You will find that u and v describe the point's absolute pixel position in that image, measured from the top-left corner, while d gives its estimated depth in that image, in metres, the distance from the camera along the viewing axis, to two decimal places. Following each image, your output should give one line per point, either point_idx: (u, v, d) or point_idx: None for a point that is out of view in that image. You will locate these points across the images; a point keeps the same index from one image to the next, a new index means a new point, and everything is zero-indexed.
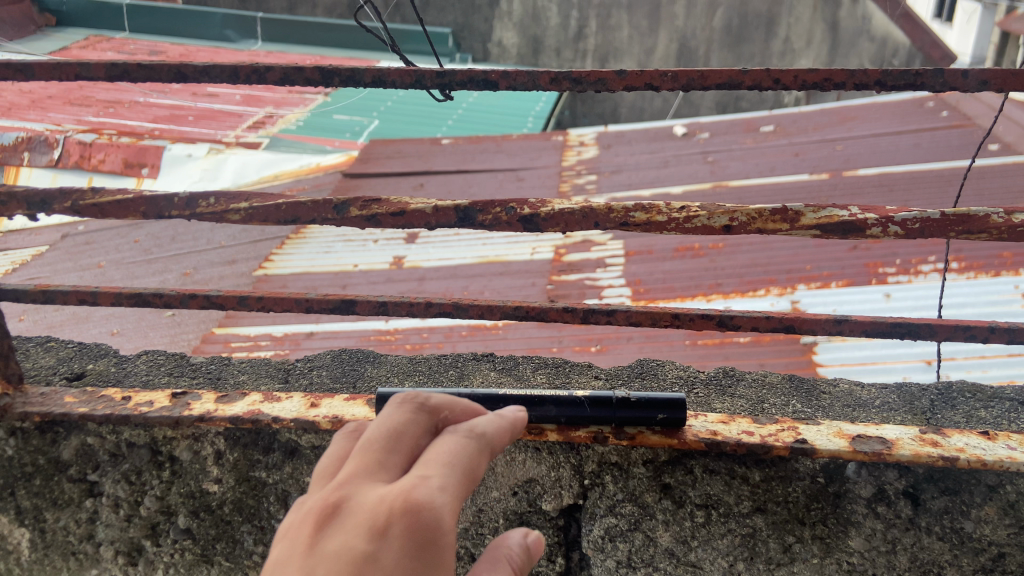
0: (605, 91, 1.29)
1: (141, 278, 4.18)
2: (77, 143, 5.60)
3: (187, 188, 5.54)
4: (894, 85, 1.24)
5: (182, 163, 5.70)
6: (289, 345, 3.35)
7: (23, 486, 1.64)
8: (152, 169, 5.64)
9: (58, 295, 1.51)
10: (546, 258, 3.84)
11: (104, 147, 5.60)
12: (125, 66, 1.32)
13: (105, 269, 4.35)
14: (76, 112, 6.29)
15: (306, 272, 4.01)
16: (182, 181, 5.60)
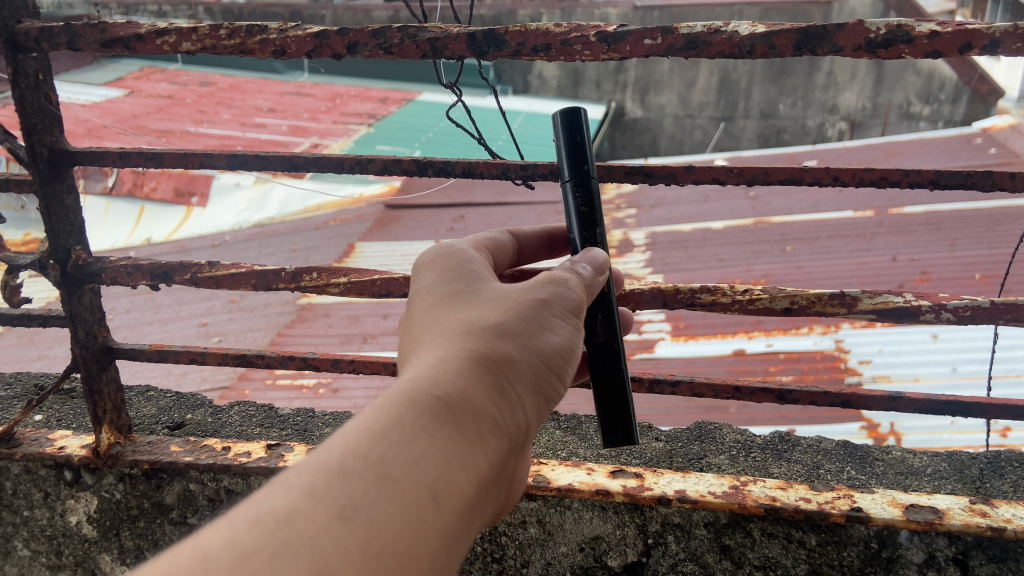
0: (675, 185, 1.43)
1: (188, 304, 4.25)
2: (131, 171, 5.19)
3: (235, 220, 5.34)
4: (947, 184, 1.35)
5: (230, 192, 5.44)
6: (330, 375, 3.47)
7: (127, 527, 1.79)
8: (202, 198, 5.40)
9: (170, 354, 1.69)
10: None
11: (156, 175, 5.29)
12: (244, 155, 1.51)
13: (157, 296, 4.42)
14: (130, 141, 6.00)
15: (348, 302, 4.08)
16: (229, 212, 5.38)
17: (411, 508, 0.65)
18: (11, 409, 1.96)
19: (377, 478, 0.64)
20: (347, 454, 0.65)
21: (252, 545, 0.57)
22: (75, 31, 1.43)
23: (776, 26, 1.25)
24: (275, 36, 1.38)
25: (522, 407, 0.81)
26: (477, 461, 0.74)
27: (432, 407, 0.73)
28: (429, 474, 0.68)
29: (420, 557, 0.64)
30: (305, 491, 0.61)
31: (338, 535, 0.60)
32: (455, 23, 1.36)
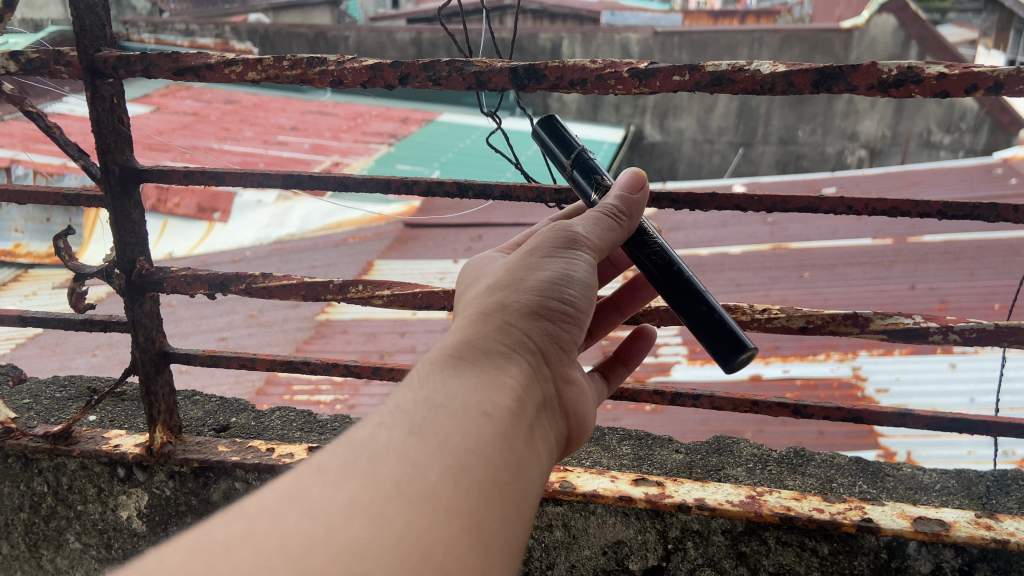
0: (699, 210, 1.54)
1: (209, 319, 4.37)
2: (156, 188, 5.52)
3: (256, 236, 5.43)
4: (954, 214, 1.45)
5: (251, 209, 5.58)
6: (349, 391, 3.24)
7: (176, 522, 1.90)
8: (224, 214, 5.54)
9: (222, 359, 1.81)
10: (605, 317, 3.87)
11: (179, 191, 5.53)
12: (299, 176, 1.64)
13: (178, 310, 4.55)
14: (155, 156, 6.23)
15: (366, 318, 4.11)
16: (251, 228, 5.49)
17: (465, 416, 0.81)
18: (66, 410, 2.07)
19: (432, 403, 0.81)
20: (406, 397, 0.82)
21: (349, 458, 0.72)
22: (149, 60, 1.56)
23: (795, 66, 1.36)
24: (333, 67, 1.50)
25: (538, 335, 0.98)
26: (510, 378, 0.91)
27: (464, 353, 0.90)
28: (474, 393, 0.85)
29: (484, 445, 0.79)
30: (377, 423, 0.78)
31: (414, 441, 0.75)
32: (499, 58, 1.48)
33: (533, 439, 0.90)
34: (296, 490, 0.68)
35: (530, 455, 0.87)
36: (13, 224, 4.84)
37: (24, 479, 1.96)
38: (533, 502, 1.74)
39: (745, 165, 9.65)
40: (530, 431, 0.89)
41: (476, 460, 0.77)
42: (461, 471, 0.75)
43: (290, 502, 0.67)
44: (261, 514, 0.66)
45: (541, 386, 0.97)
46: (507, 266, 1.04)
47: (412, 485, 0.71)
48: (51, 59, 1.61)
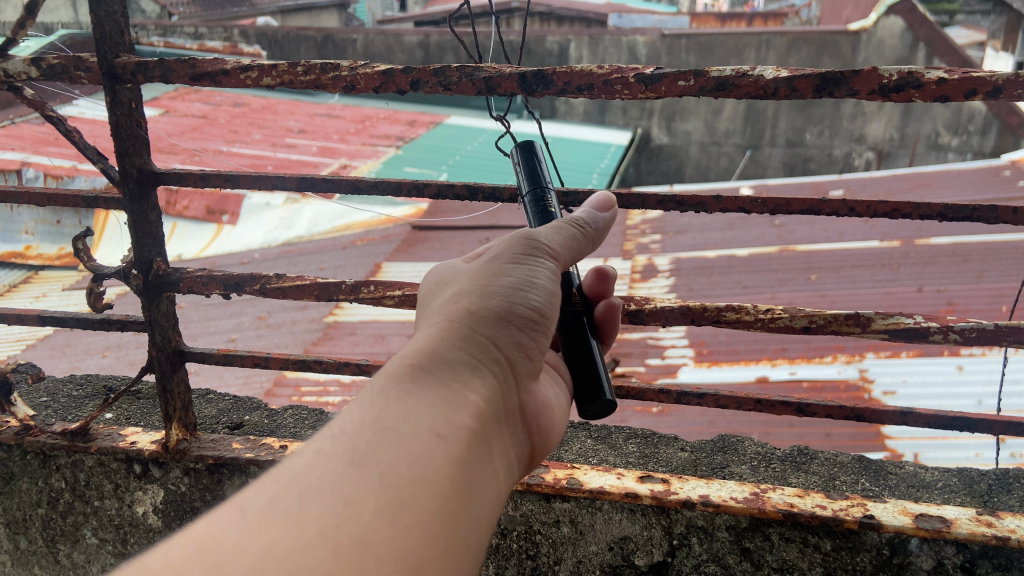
0: (704, 212, 1.57)
1: (218, 320, 4.42)
2: (166, 191, 5.55)
3: (264, 239, 5.49)
4: (955, 216, 1.48)
5: (260, 212, 5.64)
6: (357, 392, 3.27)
7: (190, 518, 1.94)
8: (232, 217, 5.58)
9: (237, 358, 1.85)
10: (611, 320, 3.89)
11: (188, 194, 5.56)
12: (312, 179, 1.68)
13: (187, 312, 4.58)
14: (164, 159, 6.28)
15: (374, 320, 4.15)
16: (259, 230, 5.54)
17: (414, 439, 0.81)
18: (84, 408, 2.12)
19: (380, 425, 0.81)
20: (354, 418, 0.82)
21: (274, 498, 0.71)
22: (167, 66, 1.60)
23: (798, 71, 1.39)
24: (346, 73, 1.54)
25: (501, 345, 1.00)
26: (467, 395, 0.92)
27: (419, 367, 0.91)
28: (426, 413, 0.85)
29: (430, 471, 0.80)
30: (317, 451, 0.77)
31: (354, 472, 0.75)
32: (508, 63, 1.52)
33: (489, 456, 0.90)
34: (214, 537, 0.67)
35: (485, 473, 0.88)
36: (24, 227, 4.88)
37: (42, 475, 2.00)
38: (541, 498, 1.77)
39: (752, 167, 9.65)
40: (486, 448, 0.90)
41: (419, 488, 0.77)
42: (402, 501, 0.75)
43: (201, 560, 0.65)
44: (173, 566, 0.64)
45: (504, 398, 0.99)
46: (477, 275, 1.07)
47: (343, 526, 0.70)
48: (71, 65, 1.65)
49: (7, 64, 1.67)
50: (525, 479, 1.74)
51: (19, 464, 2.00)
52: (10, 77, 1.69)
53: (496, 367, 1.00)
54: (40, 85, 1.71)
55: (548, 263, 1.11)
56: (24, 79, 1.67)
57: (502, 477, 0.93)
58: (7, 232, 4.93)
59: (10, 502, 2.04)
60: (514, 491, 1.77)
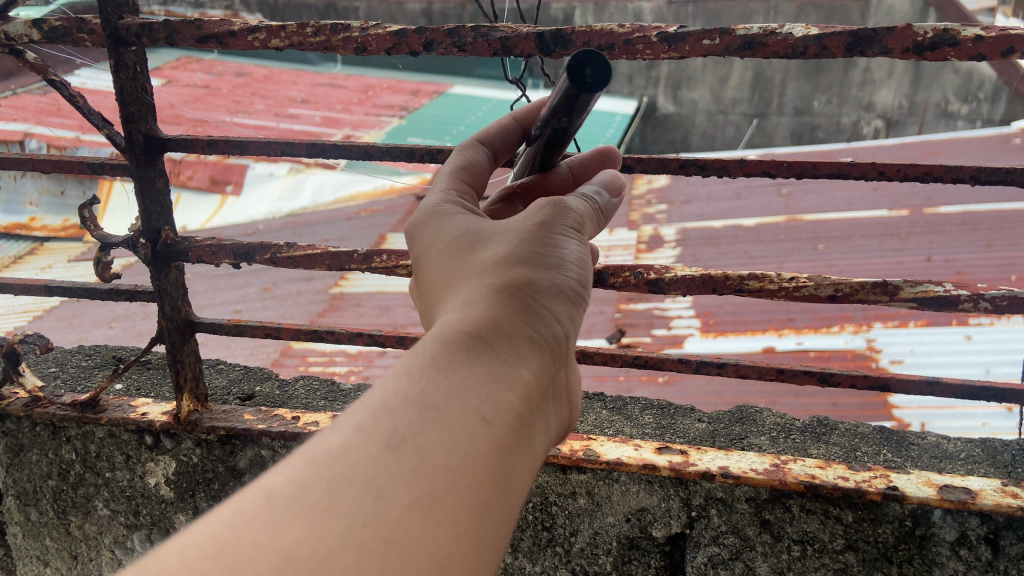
0: (728, 175, 1.53)
1: (224, 291, 4.40)
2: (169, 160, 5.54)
3: (270, 209, 5.42)
4: (988, 180, 1.44)
5: (264, 181, 5.57)
6: (363, 362, 3.25)
7: (203, 489, 1.93)
8: (237, 187, 5.53)
9: (248, 328, 1.82)
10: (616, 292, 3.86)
11: (192, 163, 5.54)
12: (323, 146, 1.65)
13: (193, 282, 4.54)
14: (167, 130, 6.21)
15: (380, 291, 4.10)
16: (264, 200, 5.48)
17: (460, 423, 0.76)
18: (93, 378, 2.10)
19: (424, 403, 0.76)
20: (398, 389, 0.78)
21: (302, 484, 0.68)
22: (173, 27, 1.55)
23: (828, 29, 1.33)
24: (357, 34, 1.49)
25: (554, 320, 0.95)
26: (522, 371, 0.87)
27: (473, 339, 0.85)
28: (477, 391, 0.80)
29: (473, 462, 0.75)
30: (355, 428, 0.73)
31: (389, 460, 0.71)
32: (523, 23, 1.46)
33: (534, 438, 0.86)
34: (235, 536, 0.63)
35: (526, 457, 0.84)
36: (28, 198, 4.85)
37: (53, 447, 1.99)
38: (559, 470, 1.75)
39: (759, 136, 9.55)
40: (531, 430, 0.86)
41: (456, 480, 0.73)
42: (439, 496, 0.71)
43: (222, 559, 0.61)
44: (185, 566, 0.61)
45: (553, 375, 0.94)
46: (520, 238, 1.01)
47: (369, 526, 0.66)
48: (74, 26, 1.59)
49: (7, 26, 1.61)
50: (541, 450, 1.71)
51: (28, 436, 1.99)
52: (11, 40, 1.63)
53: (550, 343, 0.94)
54: (43, 48, 1.65)
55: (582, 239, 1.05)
56: (26, 42, 1.61)
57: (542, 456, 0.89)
58: (12, 205, 4.90)
59: (21, 473, 2.03)
60: None
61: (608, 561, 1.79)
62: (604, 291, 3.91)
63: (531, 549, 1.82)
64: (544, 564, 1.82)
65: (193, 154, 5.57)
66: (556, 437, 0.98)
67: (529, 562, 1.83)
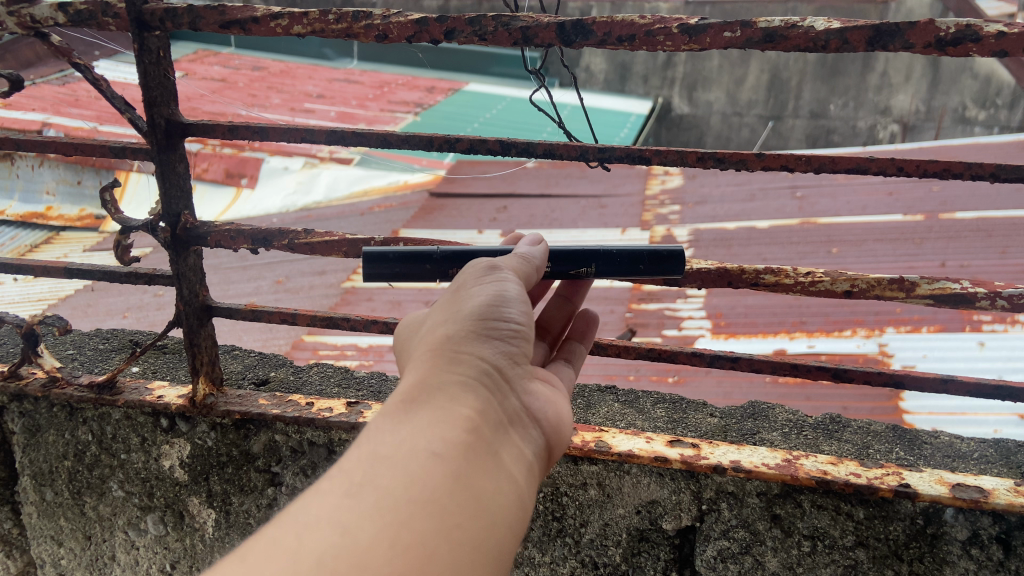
0: (746, 169, 1.53)
1: (237, 282, 4.43)
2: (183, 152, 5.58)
3: (283, 204, 5.45)
4: (1007, 177, 1.43)
5: (279, 175, 5.60)
6: (374, 357, 3.25)
7: (216, 473, 1.95)
8: (252, 180, 5.55)
9: (264, 313, 1.84)
10: (626, 286, 3.93)
11: (208, 156, 5.57)
12: (343, 132, 1.66)
13: (207, 274, 4.58)
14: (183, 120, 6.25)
15: (392, 285, 4.10)
16: (277, 194, 5.50)
17: (407, 462, 0.85)
18: (110, 361, 2.12)
19: (373, 457, 0.86)
20: (350, 455, 0.87)
21: (277, 542, 0.77)
22: (196, 13, 1.56)
23: (850, 23, 1.33)
24: (379, 21, 1.50)
25: (490, 357, 1.03)
26: (463, 407, 0.95)
27: (411, 396, 0.95)
28: (419, 434, 0.89)
29: (425, 490, 0.83)
30: (316, 492, 0.82)
31: (350, 507, 0.80)
32: (545, 13, 1.47)
33: (495, 459, 0.94)
34: None
35: (492, 479, 0.91)
36: (45, 186, 4.87)
37: (69, 428, 2.01)
38: (570, 461, 1.76)
39: (774, 139, 9.50)
40: (491, 455, 0.93)
41: (417, 509, 0.81)
42: (402, 522, 0.80)
43: None
44: None
45: (507, 405, 1.03)
46: (452, 298, 1.10)
47: (340, 558, 0.75)
48: (99, 10, 1.61)
49: (34, 10, 1.63)
50: None
51: (45, 417, 2.02)
52: (36, 23, 1.65)
53: (492, 377, 1.02)
54: (66, 31, 1.66)
55: (520, 280, 1.13)
56: (51, 25, 1.62)
57: (518, 479, 0.96)
58: (28, 194, 4.85)
59: (37, 454, 2.06)
60: None
61: (618, 553, 1.79)
62: (615, 290, 3.91)
63: (541, 539, 1.83)
64: (554, 554, 1.83)
65: (209, 147, 5.62)
66: (533, 459, 1.04)
67: (539, 552, 1.84)
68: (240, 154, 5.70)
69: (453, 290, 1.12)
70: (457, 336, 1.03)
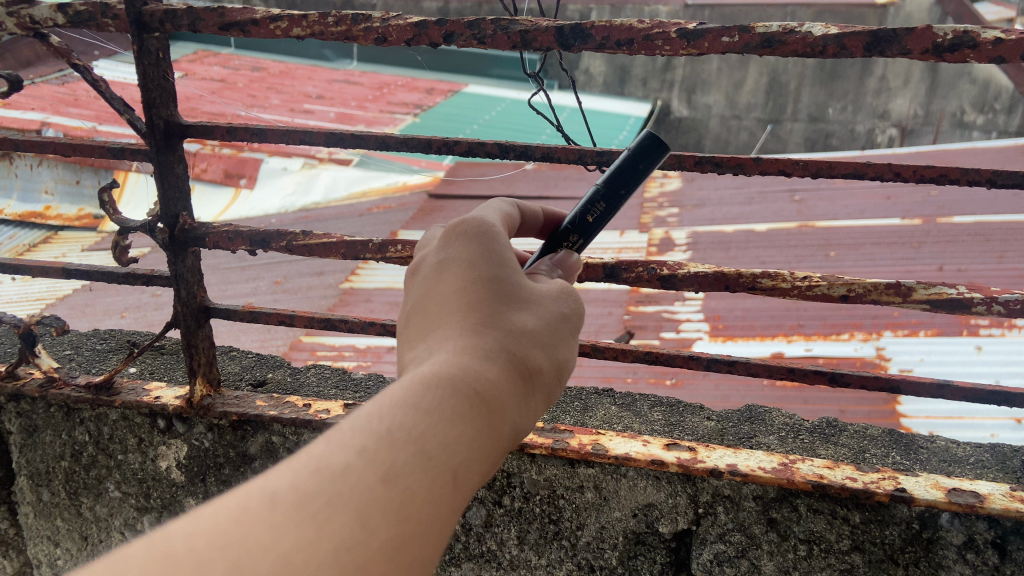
0: (744, 173, 1.53)
1: (235, 283, 4.43)
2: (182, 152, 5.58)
3: (281, 204, 5.43)
4: (1004, 183, 1.43)
5: (277, 176, 5.60)
6: (372, 358, 3.26)
7: (213, 473, 1.94)
8: (250, 181, 5.55)
9: (261, 315, 1.84)
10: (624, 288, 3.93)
11: (207, 157, 5.57)
12: (342, 135, 1.66)
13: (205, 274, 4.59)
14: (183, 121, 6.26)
15: (390, 287, 4.11)
16: (275, 195, 5.49)
17: (441, 483, 0.72)
18: (107, 361, 2.12)
19: (420, 451, 0.72)
20: (404, 422, 0.73)
21: (305, 493, 0.65)
22: (196, 14, 1.56)
23: (848, 29, 1.33)
24: (378, 24, 1.50)
25: (536, 411, 0.88)
26: (497, 453, 0.80)
27: (477, 405, 0.78)
28: (464, 463, 0.75)
29: (436, 537, 0.71)
30: (357, 450, 0.69)
31: (380, 496, 0.68)
32: (544, 17, 1.47)
33: None
34: (238, 529, 0.62)
35: None
36: (43, 185, 4.88)
37: (67, 428, 2.01)
38: (566, 463, 1.76)
39: (773, 142, 9.51)
40: None
41: (428, 532, 0.70)
42: (403, 552, 0.68)
43: (226, 549, 0.61)
44: (194, 551, 0.60)
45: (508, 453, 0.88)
46: (547, 309, 0.92)
47: (353, 551, 0.65)
48: (98, 12, 1.61)
49: (33, 10, 1.63)
50: (549, 443, 1.72)
51: (42, 417, 2.01)
52: (36, 23, 1.65)
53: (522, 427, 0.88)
54: (66, 32, 1.66)
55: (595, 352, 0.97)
56: (51, 26, 1.62)
57: None
58: (26, 193, 4.88)
59: (34, 454, 2.06)
60: (538, 454, 1.76)
61: (614, 556, 1.79)
62: (613, 292, 3.91)
63: (537, 542, 1.83)
64: (550, 557, 1.83)
65: (207, 147, 5.62)
66: None
67: (535, 555, 1.84)
68: (238, 155, 5.71)
69: (550, 301, 0.93)
70: (539, 375, 0.87)
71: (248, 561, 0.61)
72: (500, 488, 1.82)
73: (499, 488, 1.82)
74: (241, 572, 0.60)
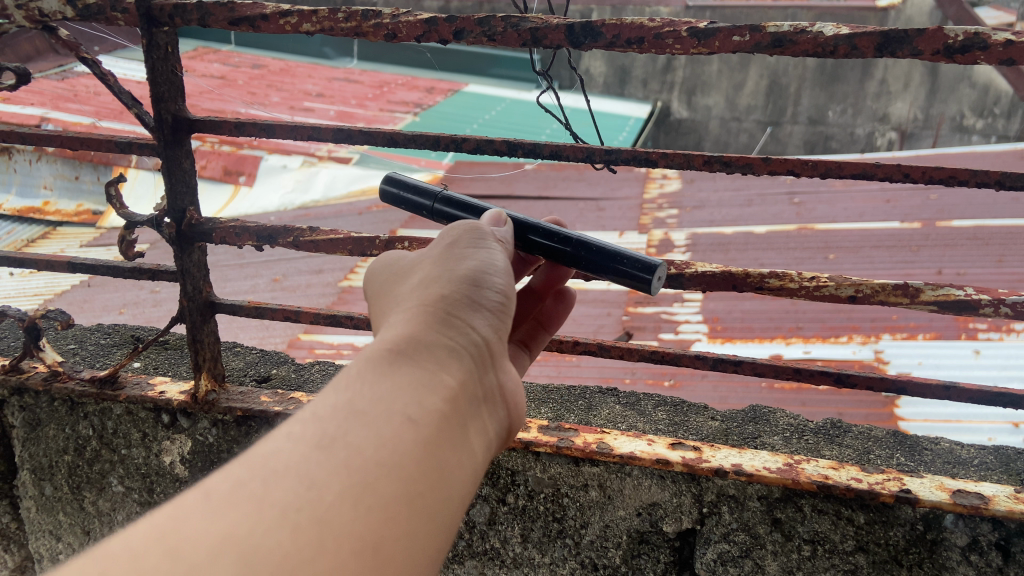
0: (752, 172, 1.54)
1: (235, 280, 4.43)
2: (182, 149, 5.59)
3: (280, 201, 5.42)
4: (1012, 185, 1.43)
5: (278, 173, 5.59)
6: None
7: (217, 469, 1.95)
8: (249, 178, 5.59)
9: (267, 311, 1.84)
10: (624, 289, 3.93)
11: (206, 154, 5.62)
12: (349, 131, 1.66)
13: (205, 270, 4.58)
14: None
15: None
16: (274, 193, 5.48)
17: (383, 424, 0.78)
18: (111, 356, 2.12)
19: (351, 410, 0.78)
20: (329, 401, 0.79)
21: (241, 480, 0.70)
22: (205, 9, 1.56)
23: (859, 29, 1.33)
24: (388, 21, 1.50)
25: (478, 329, 0.95)
26: (445, 376, 0.88)
27: (396, 351, 0.87)
28: (400, 395, 0.82)
29: (397, 455, 0.76)
30: (287, 436, 0.75)
31: (319, 457, 0.73)
32: (554, 14, 1.47)
33: (465, 435, 0.87)
34: (175, 527, 0.65)
35: (460, 453, 0.85)
36: (43, 181, 4.90)
37: (70, 423, 2.01)
38: (571, 462, 1.76)
39: (772, 144, 9.51)
40: (462, 428, 0.86)
41: (385, 471, 0.75)
42: (365, 484, 0.73)
43: (163, 542, 0.64)
44: (131, 551, 0.64)
45: (485, 381, 0.95)
46: (439, 259, 1.03)
47: (304, 510, 0.68)
48: (107, 5, 1.60)
49: (42, 3, 1.63)
50: (555, 441, 1.72)
51: (46, 411, 2.01)
52: (44, 16, 1.65)
53: (476, 350, 0.95)
54: (74, 26, 1.66)
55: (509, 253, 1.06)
56: (59, 19, 1.62)
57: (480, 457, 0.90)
58: (25, 188, 4.91)
59: (37, 448, 2.05)
60: (543, 452, 1.76)
61: (618, 555, 1.79)
62: (613, 292, 3.92)
63: (541, 540, 1.83)
64: (554, 555, 1.83)
65: (207, 145, 5.71)
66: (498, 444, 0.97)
67: (538, 553, 1.84)
68: (238, 153, 5.72)
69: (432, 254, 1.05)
70: (451, 302, 0.96)
71: (199, 547, 0.64)
72: (504, 486, 1.82)
73: (504, 485, 1.82)
74: (188, 561, 0.63)
